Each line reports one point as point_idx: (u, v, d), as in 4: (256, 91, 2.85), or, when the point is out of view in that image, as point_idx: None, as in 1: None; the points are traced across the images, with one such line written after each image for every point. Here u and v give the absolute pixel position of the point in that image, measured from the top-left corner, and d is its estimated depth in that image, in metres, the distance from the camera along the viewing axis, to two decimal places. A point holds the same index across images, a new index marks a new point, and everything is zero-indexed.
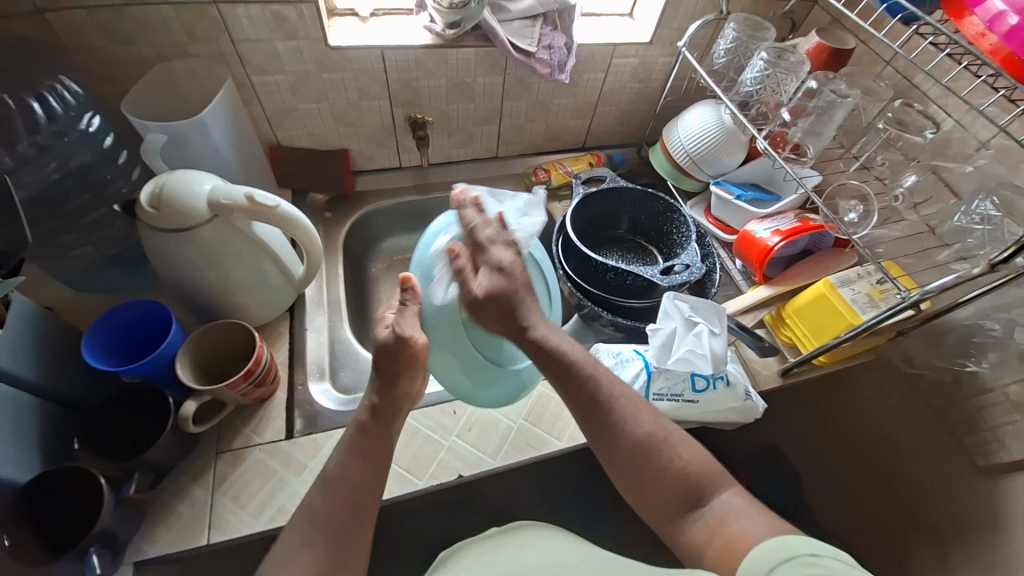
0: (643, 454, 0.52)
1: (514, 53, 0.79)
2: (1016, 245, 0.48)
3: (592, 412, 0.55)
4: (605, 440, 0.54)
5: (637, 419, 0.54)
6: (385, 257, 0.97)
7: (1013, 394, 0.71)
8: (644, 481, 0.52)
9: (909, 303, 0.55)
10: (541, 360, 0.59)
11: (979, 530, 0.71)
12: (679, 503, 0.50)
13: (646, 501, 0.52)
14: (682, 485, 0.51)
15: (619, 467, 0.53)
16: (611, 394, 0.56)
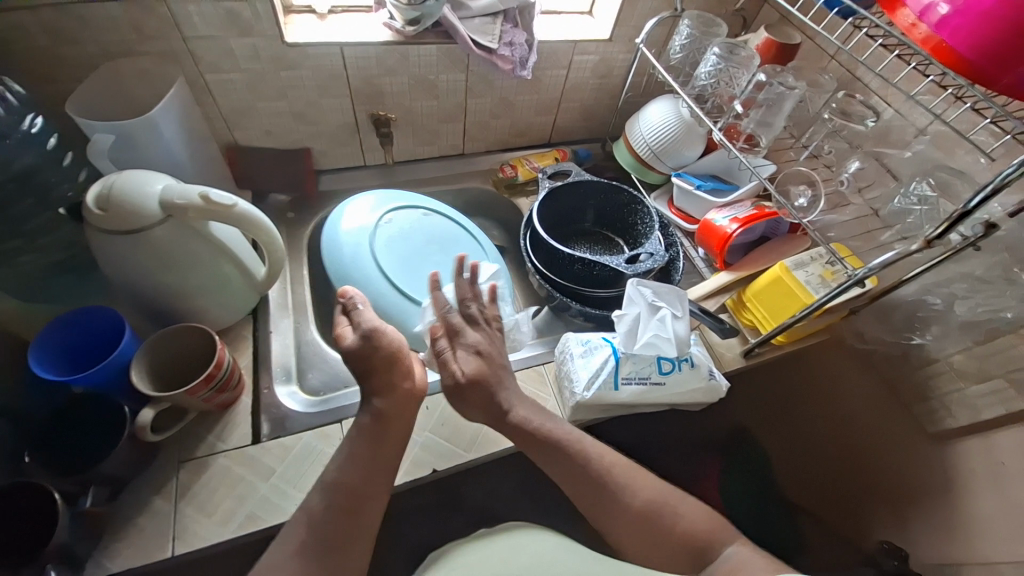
0: (649, 522, 0.56)
1: (477, 49, 0.79)
2: (947, 221, 0.50)
3: (592, 490, 0.58)
4: (610, 516, 0.57)
5: (636, 486, 0.58)
6: None
7: (956, 363, 0.74)
8: (652, 542, 0.56)
9: (856, 280, 0.57)
10: (526, 442, 0.61)
11: (934, 497, 0.78)
12: (690, 562, 0.55)
13: (655, 556, 0.56)
14: (690, 546, 0.55)
15: (631, 541, 0.56)
16: (609, 466, 0.59)
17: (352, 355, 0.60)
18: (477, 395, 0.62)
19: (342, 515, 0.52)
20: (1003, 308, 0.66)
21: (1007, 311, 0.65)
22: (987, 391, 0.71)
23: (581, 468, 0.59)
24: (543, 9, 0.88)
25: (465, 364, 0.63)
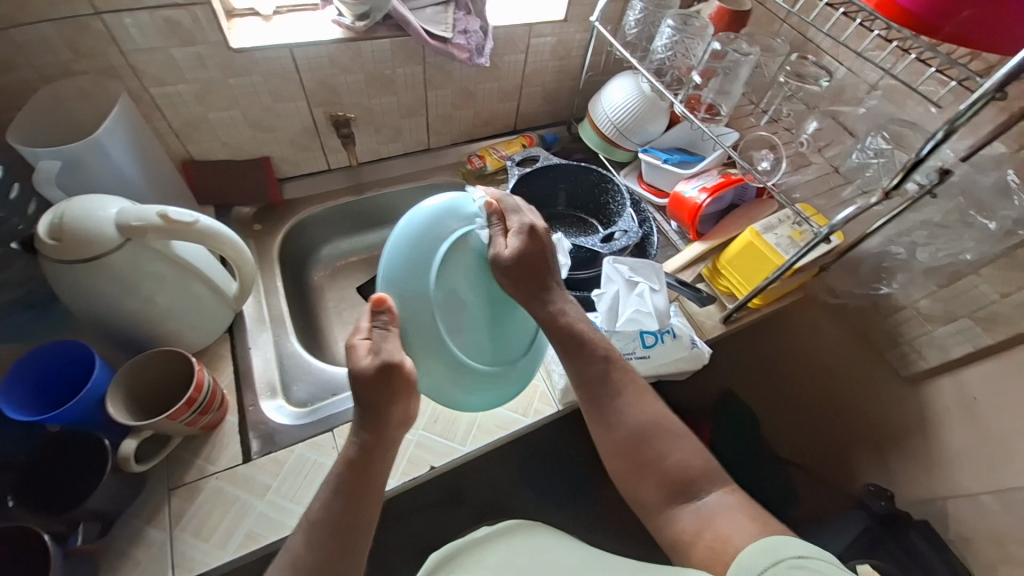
0: (641, 441, 0.57)
1: (433, 40, 0.77)
2: (902, 172, 0.52)
3: (597, 400, 0.59)
4: (607, 430, 0.58)
5: (638, 405, 0.58)
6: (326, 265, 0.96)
7: (923, 308, 0.77)
8: (639, 467, 0.57)
9: (821, 238, 0.60)
10: (556, 336, 0.61)
11: (914, 436, 0.84)
12: (670, 496, 0.56)
13: (643, 485, 0.57)
14: (676, 479, 0.56)
15: (619, 455, 0.58)
16: (619, 379, 0.59)
17: (357, 379, 0.51)
18: (519, 274, 0.59)
19: (351, 512, 0.51)
20: (963, 250, 0.68)
21: (965, 254, 0.68)
22: (952, 331, 0.74)
23: (592, 376, 0.59)
24: None
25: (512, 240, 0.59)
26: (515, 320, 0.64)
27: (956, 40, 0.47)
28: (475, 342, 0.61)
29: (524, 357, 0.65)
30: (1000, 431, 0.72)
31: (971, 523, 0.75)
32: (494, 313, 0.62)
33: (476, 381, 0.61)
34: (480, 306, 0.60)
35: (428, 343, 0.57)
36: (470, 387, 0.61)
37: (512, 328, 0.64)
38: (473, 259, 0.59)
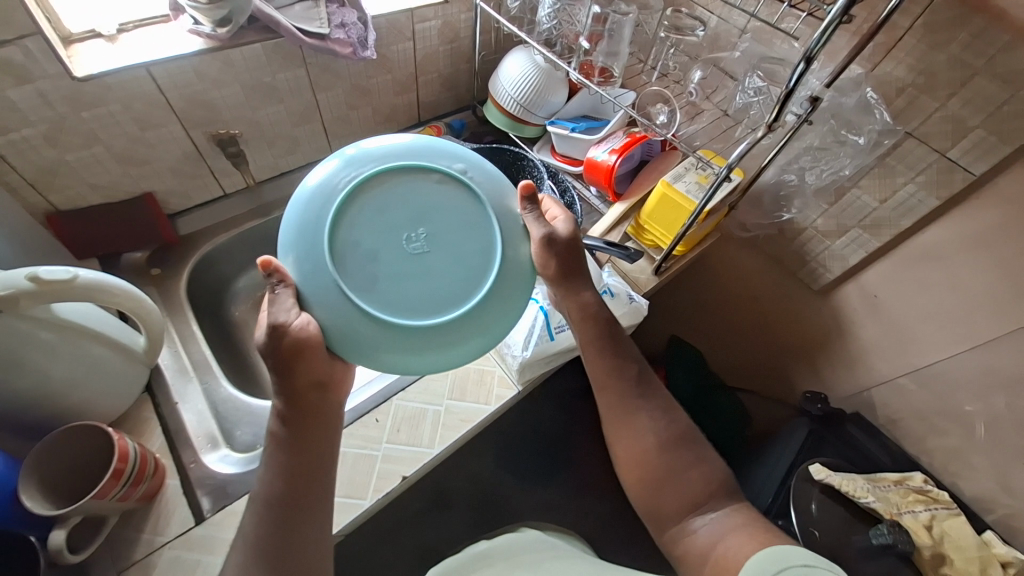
0: (662, 465, 0.60)
1: (308, 36, 0.73)
2: (778, 104, 0.56)
3: (622, 421, 0.63)
4: (631, 449, 0.62)
5: (661, 428, 0.62)
6: (246, 296, 0.89)
7: (820, 226, 0.84)
8: (659, 488, 0.60)
9: (723, 176, 0.63)
10: (589, 355, 0.64)
11: (832, 340, 0.95)
12: (683, 514, 0.59)
13: (659, 503, 0.60)
14: (692, 502, 0.59)
15: (639, 475, 0.61)
16: (645, 404, 0.63)
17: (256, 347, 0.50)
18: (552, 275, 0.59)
19: (306, 523, 0.50)
20: (842, 168, 0.75)
21: (845, 169, 0.75)
22: (848, 242, 0.83)
23: (620, 401, 0.63)
24: None
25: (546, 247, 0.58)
26: (461, 269, 0.52)
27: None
28: (402, 296, 0.51)
29: (483, 313, 0.52)
30: (902, 318, 0.83)
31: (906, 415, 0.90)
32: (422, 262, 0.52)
33: (408, 346, 0.50)
34: (399, 256, 0.51)
35: (332, 302, 0.49)
36: (401, 353, 0.50)
37: (448, 275, 0.52)
38: (380, 202, 0.52)
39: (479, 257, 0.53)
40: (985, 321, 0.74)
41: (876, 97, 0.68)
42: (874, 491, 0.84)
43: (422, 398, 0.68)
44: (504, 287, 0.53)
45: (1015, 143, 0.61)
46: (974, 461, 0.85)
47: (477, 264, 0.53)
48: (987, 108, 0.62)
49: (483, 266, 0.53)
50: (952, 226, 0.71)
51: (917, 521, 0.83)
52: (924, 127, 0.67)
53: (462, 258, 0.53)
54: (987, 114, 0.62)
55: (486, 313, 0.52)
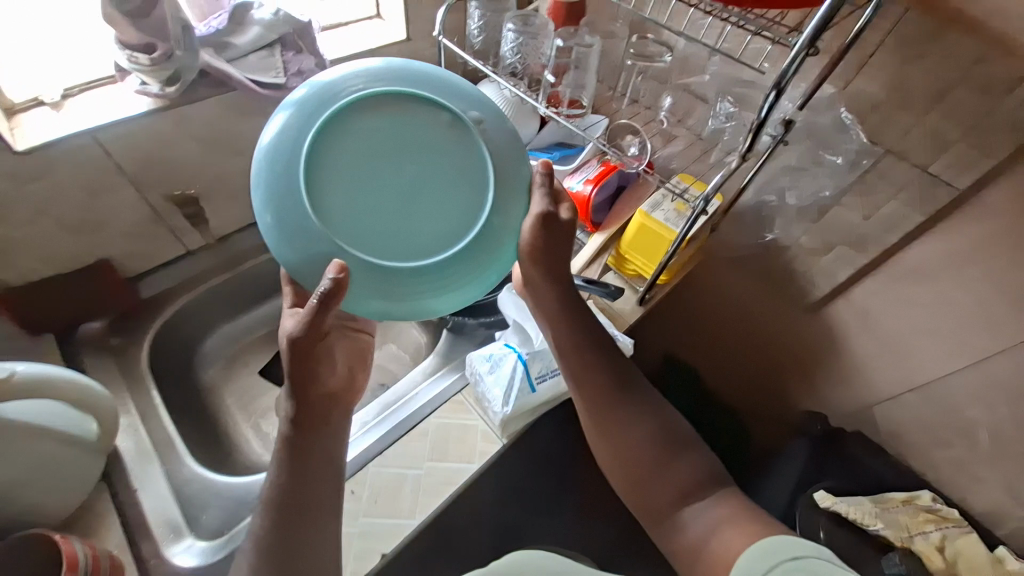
0: (647, 452, 0.59)
1: (260, 87, 0.69)
2: (751, 132, 0.53)
3: (601, 414, 0.61)
4: (614, 441, 0.60)
5: (643, 415, 0.61)
6: (219, 357, 0.84)
7: (805, 243, 0.82)
8: (647, 476, 0.59)
9: (705, 203, 0.61)
10: (563, 348, 0.62)
11: (827, 355, 0.92)
12: (675, 501, 0.57)
13: (648, 495, 0.58)
14: (683, 486, 0.57)
15: (625, 464, 0.59)
16: (624, 393, 0.61)
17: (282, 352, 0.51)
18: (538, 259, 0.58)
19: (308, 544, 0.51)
20: (823, 189, 0.75)
21: (825, 189, 0.74)
22: (835, 258, 0.81)
23: (597, 392, 0.61)
24: (323, 27, 0.81)
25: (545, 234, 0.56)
26: (451, 211, 0.50)
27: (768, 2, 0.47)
28: (388, 240, 0.48)
29: (478, 255, 0.50)
30: (896, 333, 0.81)
31: (905, 422, 0.88)
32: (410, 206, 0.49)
33: (398, 295, 0.48)
34: (384, 200, 0.49)
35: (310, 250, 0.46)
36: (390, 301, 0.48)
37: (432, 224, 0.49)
38: (360, 143, 0.49)
39: (471, 198, 0.50)
40: (981, 334, 0.72)
41: (850, 117, 0.67)
42: (884, 518, 0.82)
43: (401, 463, 0.64)
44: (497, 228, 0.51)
45: (998, 156, 0.59)
46: (980, 472, 0.83)
47: (469, 206, 0.50)
48: (966, 122, 0.60)
49: (475, 207, 0.50)
50: (939, 242, 0.69)
51: (929, 544, 0.82)
52: (902, 142, 0.65)
53: (452, 199, 0.50)
54: (965, 129, 0.60)
55: (479, 255, 0.50)
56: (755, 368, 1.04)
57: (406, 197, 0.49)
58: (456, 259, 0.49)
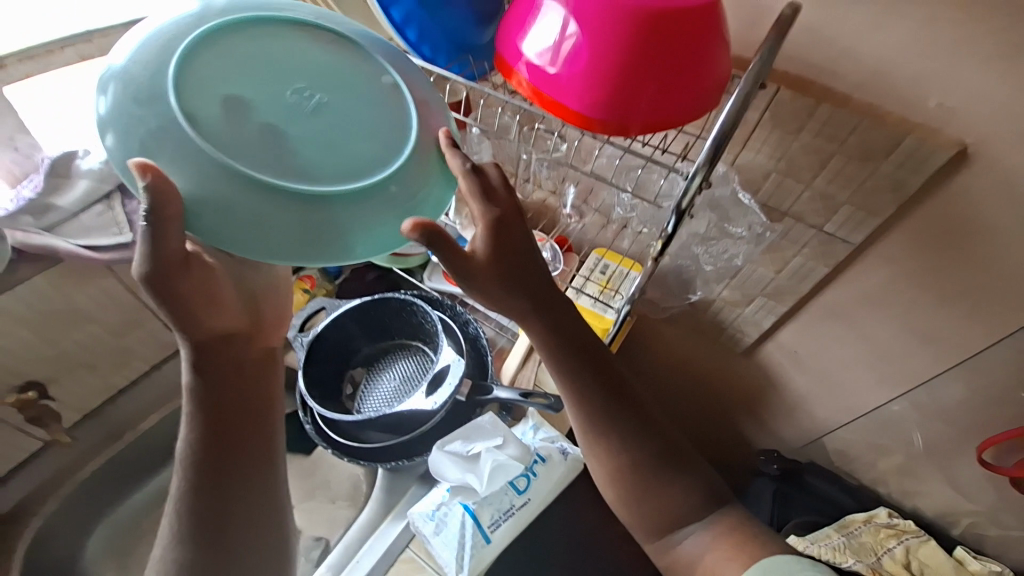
0: (645, 473, 0.55)
1: (91, 252, 0.63)
2: (662, 240, 0.53)
3: (598, 434, 0.55)
4: (608, 461, 0.55)
5: (642, 438, 0.56)
6: (99, 567, 0.80)
7: (727, 296, 0.83)
8: (645, 497, 0.56)
9: (633, 300, 0.64)
10: (547, 352, 0.54)
11: (765, 392, 0.95)
12: (665, 522, 0.57)
13: (643, 512, 0.56)
14: (676, 509, 0.56)
15: (625, 483, 0.56)
16: (619, 413, 0.55)
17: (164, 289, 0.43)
18: (491, 279, 0.49)
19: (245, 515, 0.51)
20: (735, 256, 0.75)
21: (736, 258, 0.75)
22: (756, 308, 0.82)
23: (593, 408, 0.54)
24: None
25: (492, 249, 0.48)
26: (356, 140, 0.41)
27: (658, 121, 0.45)
28: (265, 146, 0.38)
29: (366, 200, 0.40)
30: (823, 367, 0.84)
31: (851, 440, 0.91)
32: (302, 120, 0.40)
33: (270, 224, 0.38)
34: (272, 103, 0.40)
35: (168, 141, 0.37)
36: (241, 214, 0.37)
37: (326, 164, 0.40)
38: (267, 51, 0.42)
39: (381, 138, 0.42)
40: (902, 361, 0.76)
41: (749, 197, 0.67)
42: (850, 547, 0.85)
43: None
44: (404, 186, 0.42)
45: (883, 215, 0.62)
46: (924, 474, 0.88)
47: (380, 147, 0.42)
48: (851, 184, 0.62)
49: (383, 151, 0.42)
50: (847, 287, 0.72)
51: (896, 561, 0.85)
52: (797, 206, 0.67)
53: (359, 131, 0.42)
54: (852, 190, 0.62)
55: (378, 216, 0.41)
56: (704, 404, 1.06)
57: (300, 110, 0.40)
58: (336, 192, 0.39)
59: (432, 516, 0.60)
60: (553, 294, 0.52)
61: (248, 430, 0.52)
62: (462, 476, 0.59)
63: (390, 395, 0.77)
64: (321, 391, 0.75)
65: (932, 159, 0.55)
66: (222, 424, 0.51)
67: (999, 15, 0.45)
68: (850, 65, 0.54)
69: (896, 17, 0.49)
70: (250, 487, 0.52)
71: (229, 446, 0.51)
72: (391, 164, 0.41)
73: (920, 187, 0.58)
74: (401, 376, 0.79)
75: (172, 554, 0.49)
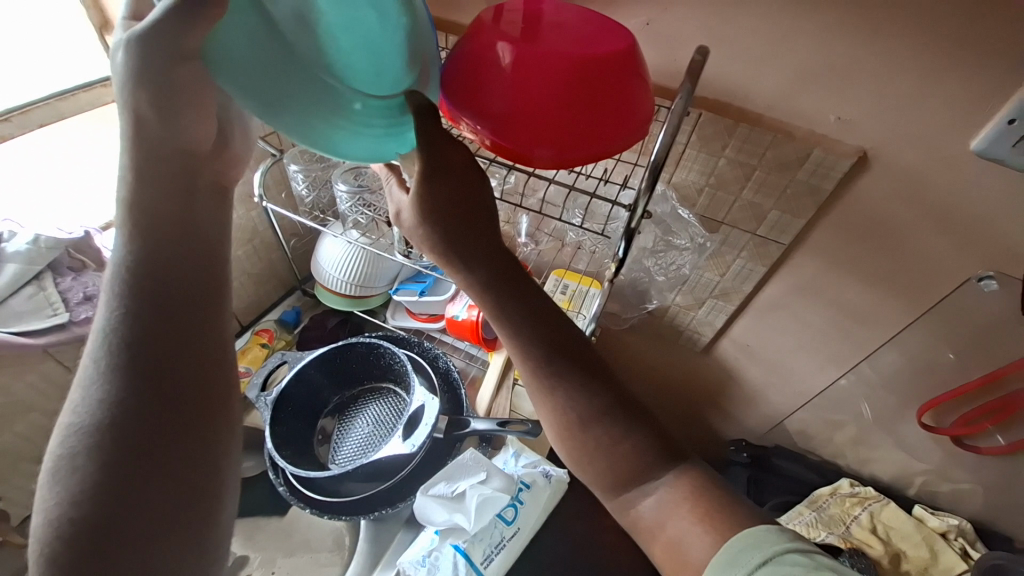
0: (598, 427, 0.52)
1: (30, 336, 0.60)
2: (614, 263, 0.56)
3: (543, 384, 0.52)
4: (557, 415, 0.53)
5: (591, 390, 0.52)
6: None
7: (680, 302, 0.88)
8: (600, 452, 0.53)
9: (594, 323, 0.67)
10: (488, 298, 0.51)
11: (724, 386, 1.01)
12: (625, 478, 0.53)
13: (597, 471, 0.54)
14: (636, 465, 0.53)
15: (580, 439, 0.53)
16: (565, 359, 0.52)
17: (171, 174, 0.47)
18: (428, 232, 0.48)
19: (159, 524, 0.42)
20: (683, 264, 0.81)
21: (684, 266, 0.82)
22: (708, 310, 0.87)
23: (536, 347, 0.51)
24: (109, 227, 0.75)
25: (433, 202, 0.47)
26: (360, 55, 0.41)
27: (593, 155, 0.49)
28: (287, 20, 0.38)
29: (326, 103, 0.41)
30: (774, 357, 0.90)
31: (807, 420, 0.98)
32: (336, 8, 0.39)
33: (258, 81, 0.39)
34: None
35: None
36: (222, 63, 0.39)
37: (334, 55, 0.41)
38: None
39: (380, 69, 0.43)
40: (840, 343, 0.83)
41: (688, 212, 0.74)
42: (821, 521, 0.94)
43: None
44: (367, 112, 0.44)
45: (805, 217, 0.69)
46: (875, 442, 0.96)
47: (372, 71, 0.42)
48: (774, 193, 0.68)
49: (375, 84, 0.43)
50: (784, 283, 0.78)
51: (863, 528, 0.93)
52: (731, 215, 0.73)
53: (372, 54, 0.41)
54: (776, 198, 0.68)
55: (339, 131, 0.43)
56: (671, 405, 1.11)
57: None
58: (301, 84, 0.40)
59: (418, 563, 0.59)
60: (495, 244, 0.50)
61: (193, 394, 0.47)
62: (449, 518, 0.59)
63: (364, 441, 0.76)
64: (294, 450, 0.72)
65: (838, 166, 0.61)
66: (165, 292, 0.47)
67: (873, 42, 0.52)
68: (757, 89, 0.60)
69: (789, 46, 0.55)
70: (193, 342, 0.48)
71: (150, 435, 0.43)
72: (373, 95, 0.44)
73: (832, 190, 0.65)
74: (375, 420, 0.77)
75: (90, 400, 0.43)
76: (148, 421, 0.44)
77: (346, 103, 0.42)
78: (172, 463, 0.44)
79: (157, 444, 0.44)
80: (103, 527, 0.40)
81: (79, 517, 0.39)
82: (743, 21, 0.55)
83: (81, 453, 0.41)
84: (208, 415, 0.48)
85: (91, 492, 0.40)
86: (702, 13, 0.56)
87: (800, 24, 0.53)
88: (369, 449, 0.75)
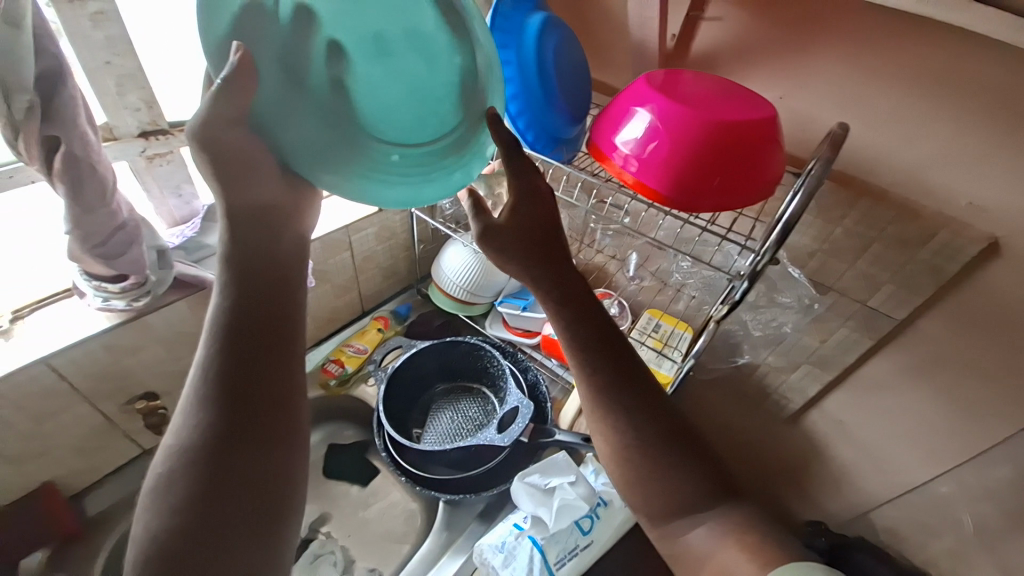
0: (650, 452, 0.54)
1: None
2: (727, 305, 0.61)
3: (604, 402, 0.55)
4: (612, 433, 0.55)
5: (644, 415, 0.55)
6: None
7: (772, 362, 0.89)
8: (651, 477, 0.54)
9: (691, 361, 0.71)
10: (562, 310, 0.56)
11: (807, 459, 0.97)
12: (674, 508, 0.54)
13: (644, 496, 0.55)
14: (685, 497, 0.54)
15: (636, 462, 0.54)
16: (624, 383, 0.55)
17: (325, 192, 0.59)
18: (515, 246, 0.55)
19: (236, 528, 0.47)
20: (784, 323, 0.83)
21: (784, 324, 0.83)
22: (802, 375, 0.87)
23: (595, 367, 0.55)
24: None
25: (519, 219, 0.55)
26: (395, 112, 0.46)
27: (720, 207, 0.56)
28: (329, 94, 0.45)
29: (364, 159, 0.48)
30: (869, 439, 0.86)
31: (897, 515, 0.91)
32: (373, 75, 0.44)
33: (311, 153, 0.48)
34: (359, 47, 0.43)
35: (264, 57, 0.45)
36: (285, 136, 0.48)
37: (374, 117, 0.46)
38: None
39: (423, 120, 0.47)
40: (947, 438, 0.78)
41: (798, 271, 0.77)
42: None
43: None
44: (404, 162, 0.48)
45: (923, 295, 0.68)
46: (977, 560, 0.87)
47: (411, 123, 0.47)
48: (891, 267, 0.69)
49: (413, 137, 0.48)
50: (889, 361, 0.77)
51: None
52: (841, 283, 0.75)
53: (406, 113, 0.46)
54: (892, 272, 0.69)
55: (380, 181, 0.49)
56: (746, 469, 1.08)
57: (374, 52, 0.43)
58: (343, 149, 0.47)
59: (496, 547, 0.64)
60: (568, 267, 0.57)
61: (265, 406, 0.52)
62: (538, 507, 0.64)
63: (453, 430, 0.83)
64: (393, 423, 0.81)
65: (965, 249, 0.62)
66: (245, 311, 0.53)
67: (1013, 136, 0.54)
68: (886, 166, 0.63)
69: (924, 131, 0.59)
70: (260, 372, 0.52)
71: (231, 449, 0.49)
72: (409, 145, 0.48)
73: (956, 273, 0.65)
74: (464, 415, 0.85)
75: (187, 424, 0.50)
76: (229, 438, 0.49)
77: (386, 158, 0.48)
78: (242, 484, 0.48)
79: (233, 458, 0.49)
80: (182, 547, 0.44)
81: (173, 526, 0.45)
82: (881, 104, 0.60)
83: (179, 469, 0.48)
84: (276, 430, 0.52)
85: (185, 500, 0.46)
86: (840, 94, 0.62)
87: (936, 113, 0.57)
88: (455, 438, 0.82)
